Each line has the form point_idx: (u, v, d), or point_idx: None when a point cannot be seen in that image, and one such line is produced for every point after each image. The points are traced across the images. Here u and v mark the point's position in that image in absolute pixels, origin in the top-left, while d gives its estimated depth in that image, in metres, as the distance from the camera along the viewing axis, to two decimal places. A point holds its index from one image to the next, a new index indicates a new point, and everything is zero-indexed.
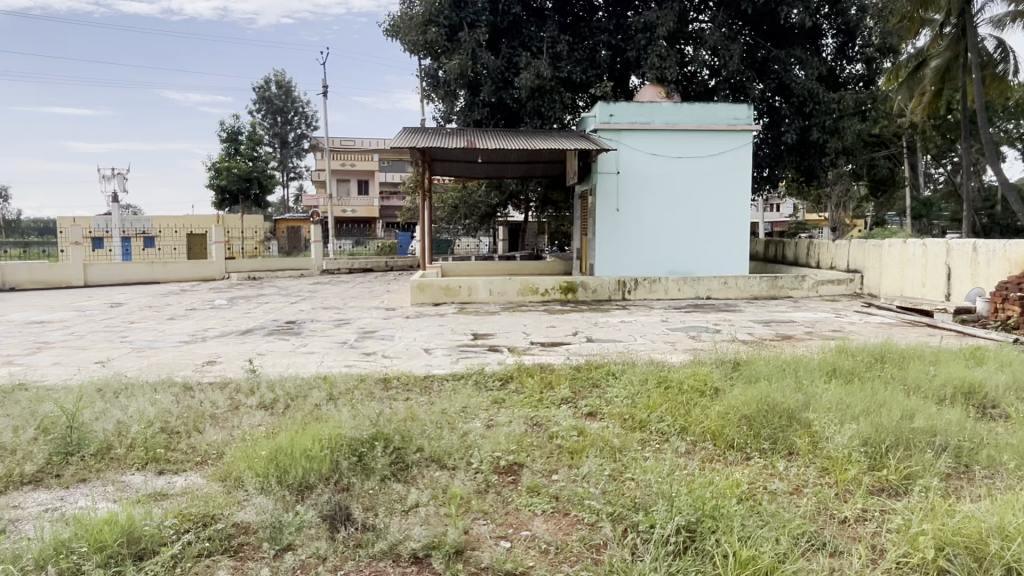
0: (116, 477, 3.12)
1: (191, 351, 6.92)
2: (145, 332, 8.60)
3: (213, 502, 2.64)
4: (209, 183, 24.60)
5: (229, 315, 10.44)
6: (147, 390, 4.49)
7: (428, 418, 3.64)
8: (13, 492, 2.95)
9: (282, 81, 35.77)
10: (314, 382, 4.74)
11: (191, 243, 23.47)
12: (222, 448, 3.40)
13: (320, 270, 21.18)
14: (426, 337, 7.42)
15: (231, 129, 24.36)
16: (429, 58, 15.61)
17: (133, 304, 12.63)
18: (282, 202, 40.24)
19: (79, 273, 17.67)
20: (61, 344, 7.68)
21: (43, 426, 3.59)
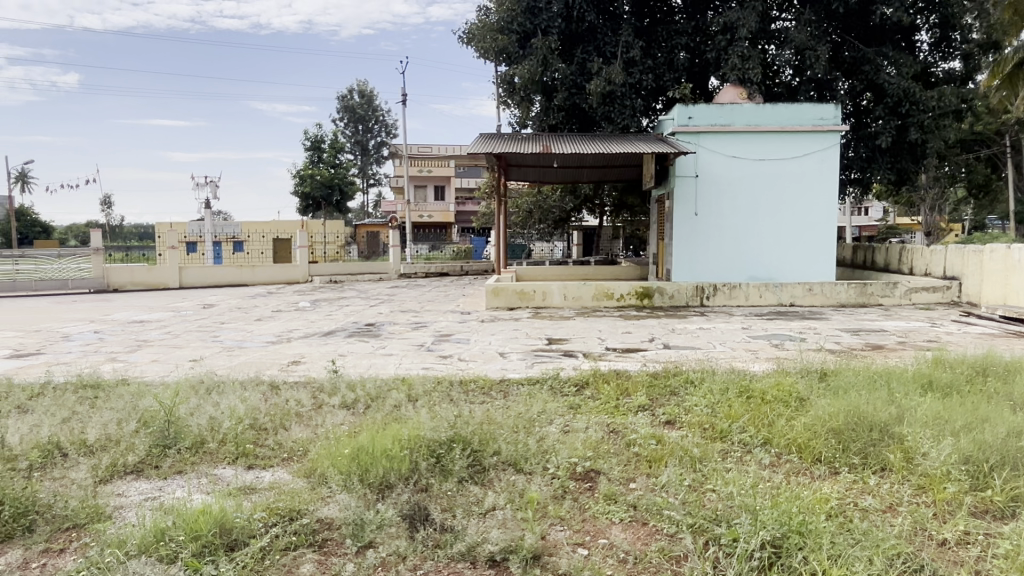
0: (210, 470, 3.28)
1: (278, 351, 7.19)
2: (235, 332, 9.01)
3: (298, 497, 2.73)
4: (294, 190, 25.62)
5: (312, 317, 10.82)
6: (237, 388, 4.70)
7: (504, 422, 3.66)
8: (118, 481, 3.14)
9: (364, 91, 36.89)
10: (394, 383, 4.85)
11: (278, 247, 24.52)
12: (307, 446, 3.51)
13: (398, 274, 21.71)
14: (501, 342, 7.48)
15: (315, 137, 25.31)
16: (503, 65, 15.77)
17: (225, 305, 13.26)
18: (362, 207, 41.45)
19: (175, 275, 18.67)
20: (159, 342, 8.14)
21: (143, 420, 3.82)
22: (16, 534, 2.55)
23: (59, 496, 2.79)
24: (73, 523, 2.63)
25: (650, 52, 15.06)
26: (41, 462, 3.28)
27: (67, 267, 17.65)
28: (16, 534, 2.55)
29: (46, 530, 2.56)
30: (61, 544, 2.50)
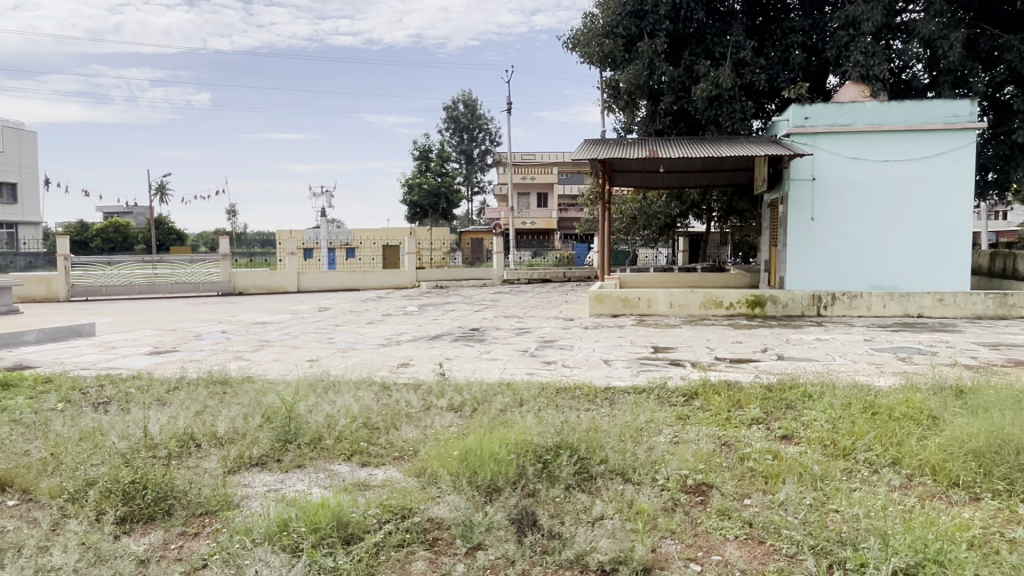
0: (327, 465, 3.42)
1: (388, 354, 7.44)
2: (347, 335, 9.41)
3: (410, 496, 2.80)
4: (403, 199, 26.52)
5: (420, 321, 11.13)
6: (351, 388, 4.90)
7: (611, 430, 3.61)
8: (244, 472, 3.34)
9: (468, 101, 37.67)
10: (500, 388, 4.90)
11: (387, 253, 25.47)
12: (417, 446, 3.60)
13: (501, 280, 22.01)
14: (606, 349, 7.41)
15: (423, 147, 26.13)
16: (609, 70, 15.67)
17: (338, 309, 13.89)
18: (467, 215, 42.30)
19: (293, 280, 19.75)
20: (279, 343, 8.62)
21: (267, 415, 4.04)
22: (157, 516, 2.76)
23: (193, 482, 3.01)
24: (206, 509, 2.82)
25: (762, 52, 14.53)
26: (178, 451, 3.55)
27: (199, 272, 19.04)
28: (156, 516, 2.76)
29: (182, 515, 2.76)
30: (195, 528, 2.68)
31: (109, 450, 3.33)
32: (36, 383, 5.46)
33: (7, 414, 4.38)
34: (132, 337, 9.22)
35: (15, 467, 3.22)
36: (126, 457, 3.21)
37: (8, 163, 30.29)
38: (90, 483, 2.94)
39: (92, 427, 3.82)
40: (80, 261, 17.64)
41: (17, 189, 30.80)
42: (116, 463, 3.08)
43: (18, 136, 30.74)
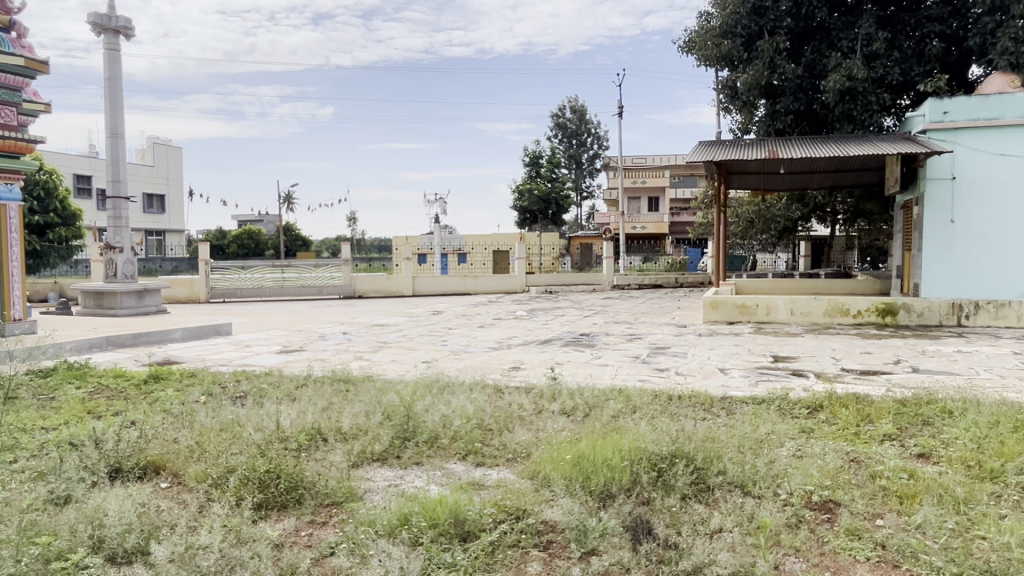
0: (443, 463, 3.53)
1: (499, 357, 7.56)
2: (460, 337, 9.66)
3: (524, 497, 2.83)
4: (513, 205, 26.85)
5: (530, 326, 11.23)
6: (466, 389, 5.03)
7: (728, 441, 3.49)
8: (367, 467, 3.51)
9: (577, 106, 37.69)
10: (612, 393, 4.87)
11: (497, 258, 25.94)
12: (530, 449, 3.64)
13: (611, 285, 22.02)
14: (722, 357, 7.18)
15: (533, 153, 26.37)
16: (725, 70, 15.13)
17: (451, 312, 14.25)
18: (576, 219, 42.26)
19: (409, 284, 20.49)
20: (396, 344, 8.97)
21: (387, 413, 4.22)
22: (288, 504, 2.95)
23: (320, 474, 3.18)
24: (332, 500, 2.99)
25: (895, 44, 13.63)
26: (307, 444, 3.77)
27: (322, 275, 20.11)
28: (289, 503, 2.95)
29: (311, 504, 2.93)
30: (323, 517, 2.84)
31: (246, 440, 3.58)
32: (182, 377, 5.97)
33: (159, 404, 4.82)
34: (264, 336, 9.87)
35: (166, 452, 3.54)
36: (261, 447, 3.44)
37: (157, 177, 33.24)
38: (231, 470, 3.18)
39: (230, 419, 4.12)
40: (218, 265, 19.08)
41: (165, 200, 33.75)
42: (252, 453, 3.31)
43: (165, 152, 33.68)
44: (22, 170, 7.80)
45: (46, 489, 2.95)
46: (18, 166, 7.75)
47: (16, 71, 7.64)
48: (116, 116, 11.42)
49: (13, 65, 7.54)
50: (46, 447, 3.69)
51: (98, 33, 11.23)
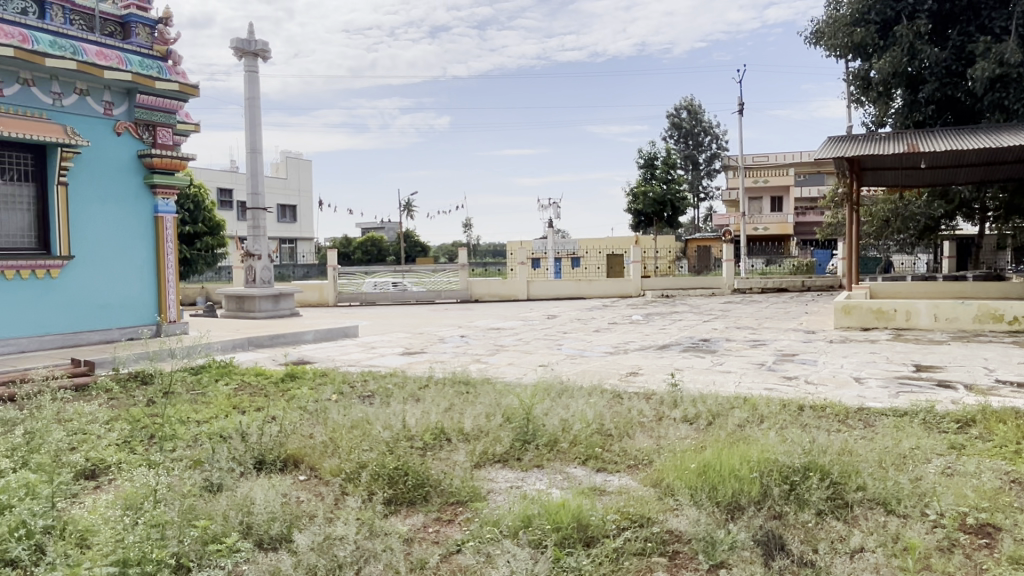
0: (563, 467, 3.54)
1: (616, 362, 7.49)
2: (576, 341, 9.64)
3: (648, 504, 2.78)
4: (628, 207, 26.46)
5: (647, 330, 11.03)
6: (584, 393, 5.01)
7: (867, 455, 3.28)
8: (490, 468, 3.58)
9: (692, 106, 36.70)
10: (737, 401, 4.69)
11: (611, 262, 25.68)
12: (651, 455, 3.58)
13: (732, 288, 21.18)
14: (856, 365, 6.74)
15: (648, 155, 25.89)
16: (858, 60, 14.32)
17: (566, 316, 14.26)
18: (693, 221, 41.14)
19: (523, 288, 20.71)
20: (513, 348, 9.09)
21: (506, 415, 4.29)
22: (416, 500, 3.06)
23: (445, 472, 3.27)
24: (458, 498, 3.08)
25: None
26: (432, 443, 3.90)
27: (440, 279, 20.71)
28: (416, 500, 3.06)
29: (437, 502, 3.03)
30: (448, 515, 2.93)
31: (375, 438, 3.75)
32: (315, 376, 6.34)
33: (295, 401, 5.15)
34: (387, 339, 10.30)
35: (304, 446, 3.76)
36: (389, 445, 3.60)
37: (290, 188, 35.46)
38: (363, 465, 3.33)
39: (360, 417, 4.33)
40: (344, 270, 20.11)
41: (297, 210, 36.00)
42: (382, 450, 3.46)
43: (296, 164, 35.89)
44: (177, 185, 8.56)
45: (202, 477, 3.22)
46: (173, 182, 8.50)
47: (173, 95, 8.39)
48: (255, 132, 12.32)
49: (169, 90, 8.27)
50: (199, 438, 4.03)
51: (239, 56, 12.16)
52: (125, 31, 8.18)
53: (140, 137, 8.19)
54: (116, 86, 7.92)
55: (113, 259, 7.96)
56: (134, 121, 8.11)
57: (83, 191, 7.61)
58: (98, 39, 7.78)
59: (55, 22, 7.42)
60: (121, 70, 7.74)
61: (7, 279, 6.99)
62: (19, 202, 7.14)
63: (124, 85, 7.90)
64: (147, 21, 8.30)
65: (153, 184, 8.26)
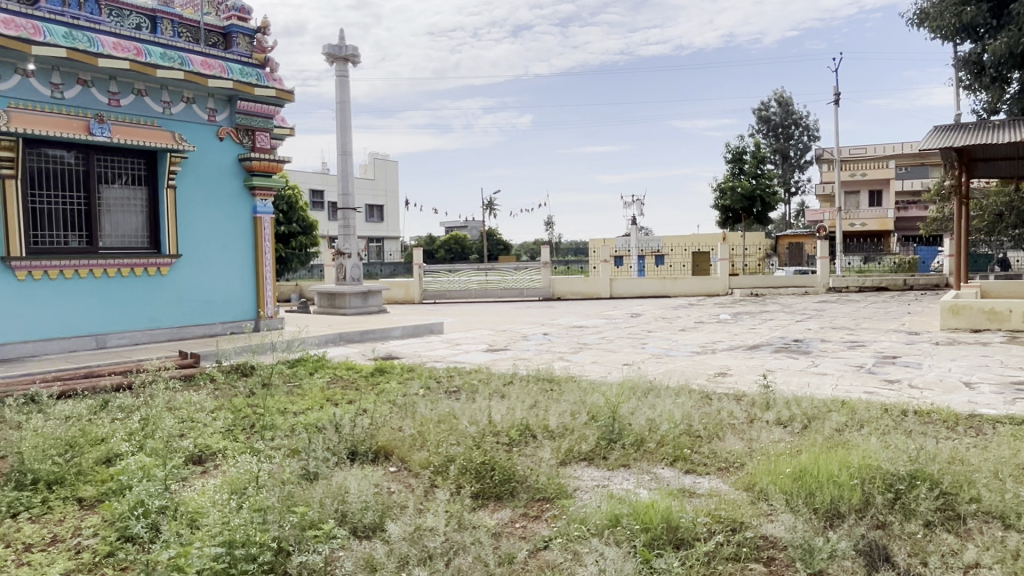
0: (651, 467, 3.49)
1: (704, 362, 7.31)
2: (661, 340, 9.48)
3: (741, 508, 2.71)
4: (715, 204, 25.75)
5: (735, 330, 10.70)
6: (672, 393, 4.92)
7: (981, 464, 3.07)
8: (576, 466, 3.56)
9: (783, 98, 35.34)
10: (835, 405, 4.48)
11: (697, 260, 25.08)
12: (743, 459, 3.48)
13: (826, 287, 20.28)
14: (966, 369, 6.31)
15: (736, 149, 25.12)
16: (968, 43, 13.38)
17: (650, 314, 14.03)
18: (784, 217, 39.60)
19: (606, 286, 20.52)
20: (596, 345, 9.03)
21: (592, 414, 4.27)
22: (503, 496, 3.09)
23: (531, 468, 3.28)
24: (544, 495, 3.09)
25: None
26: (517, 439, 3.92)
27: (523, 277, 20.81)
28: (504, 495, 3.09)
29: (524, 497, 3.05)
30: (535, 511, 2.95)
31: (462, 433, 3.80)
32: (403, 371, 6.51)
33: (384, 395, 5.30)
34: (472, 335, 10.45)
35: (393, 438, 3.86)
36: (476, 440, 3.64)
37: (377, 189, 36.51)
38: (450, 459, 3.39)
39: (446, 412, 4.40)
40: (429, 268, 20.51)
41: (384, 210, 36.99)
42: (468, 444, 3.51)
43: (384, 165, 36.87)
44: (273, 187, 8.95)
45: (299, 465, 3.37)
46: (269, 184, 8.89)
47: (270, 101, 8.78)
48: (346, 135, 12.75)
49: (267, 96, 8.67)
50: (296, 428, 4.21)
51: (330, 62, 12.60)
52: (227, 41, 8.63)
53: (241, 141, 8.62)
54: (219, 93, 8.36)
55: (216, 258, 8.43)
56: (235, 126, 8.55)
57: (189, 194, 8.08)
58: (202, 50, 8.24)
59: (165, 36, 7.93)
60: (223, 78, 8.19)
61: (123, 277, 7.52)
62: (133, 204, 7.62)
63: (226, 93, 8.33)
64: (247, 31, 8.72)
65: (252, 186, 8.68)
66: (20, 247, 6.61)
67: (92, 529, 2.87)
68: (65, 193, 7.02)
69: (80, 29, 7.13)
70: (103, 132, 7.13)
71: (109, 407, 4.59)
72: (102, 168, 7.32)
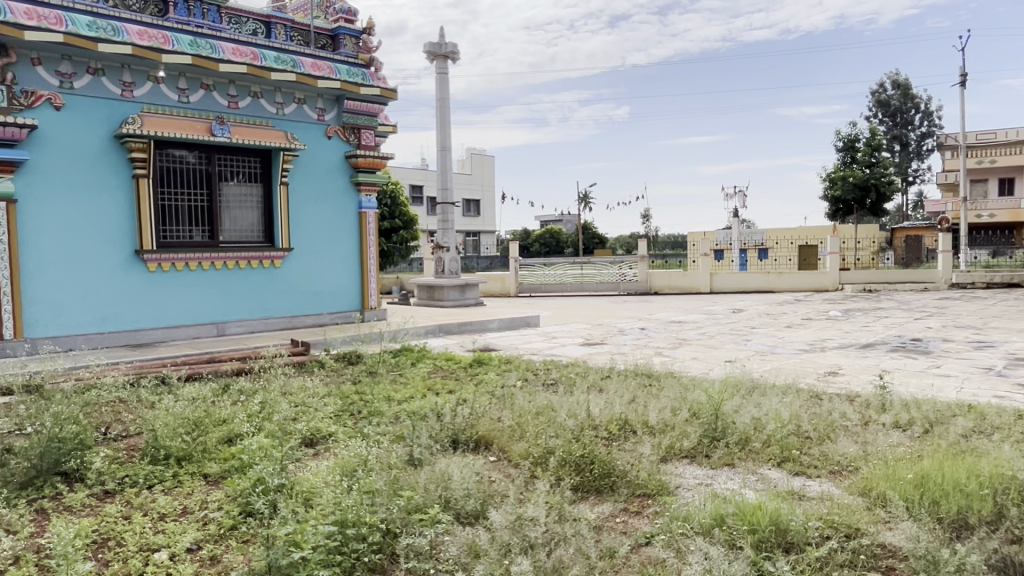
0: (755, 467, 3.38)
1: (812, 360, 6.99)
2: (765, 337, 9.13)
3: (856, 514, 2.58)
4: (824, 194, 24.48)
5: (846, 327, 10.14)
6: (779, 392, 4.73)
7: None
8: (677, 463, 3.50)
9: (901, 80, 33.07)
10: (960, 409, 4.17)
11: (804, 254, 23.96)
12: (857, 463, 3.30)
13: (948, 284, 19.04)
14: None
15: (848, 137, 23.76)
16: None
17: (753, 310, 13.53)
18: (901, 209, 37.15)
19: (706, 281, 19.95)
20: (696, 341, 8.82)
21: (693, 411, 4.17)
22: (603, 490, 3.08)
23: (632, 463, 3.25)
24: (645, 491, 3.05)
25: None
26: (616, 434, 3.90)
27: (619, 271, 20.56)
28: (603, 489, 3.08)
29: (624, 493, 3.03)
30: (636, 507, 2.92)
31: (560, 425, 3.81)
32: (500, 363, 6.59)
33: (483, 385, 5.40)
34: (568, 329, 10.44)
35: (493, 429, 3.93)
36: (574, 433, 3.64)
37: (474, 184, 37.07)
38: (550, 451, 3.40)
39: (545, 403, 4.43)
40: (525, 262, 20.65)
41: (480, 205, 37.54)
42: (567, 437, 3.51)
43: (480, 160, 37.36)
44: (377, 182, 9.25)
45: (404, 452, 3.48)
46: (373, 180, 9.18)
47: (375, 99, 9.07)
48: (446, 131, 13.01)
49: (372, 95, 8.96)
50: (400, 415, 4.36)
51: (430, 60, 12.89)
52: (335, 42, 8.98)
53: (347, 139, 8.97)
54: (327, 93, 8.73)
55: (324, 252, 8.82)
56: (342, 125, 8.90)
57: (300, 191, 8.50)
58: (312, 52, 8.62)
59: (278, 40, 8.35)
60: (331, 78, 8.55)
61: (240, 269, 8.00)
62: (250, 200, 8.10)
63: (334, 93, 8.69)
64: (353, 33, 9.03)
65: (357, 182, 9.01)
66: (151, 241, 7.16)
67: (217, 503, 3.08)
68: (189, 191, 7.54)
69: (203, 36, 7.62)
70: (223, 133, 7.60)
71: (230, 390, 4.92)
72: (222, 167, 7.80)
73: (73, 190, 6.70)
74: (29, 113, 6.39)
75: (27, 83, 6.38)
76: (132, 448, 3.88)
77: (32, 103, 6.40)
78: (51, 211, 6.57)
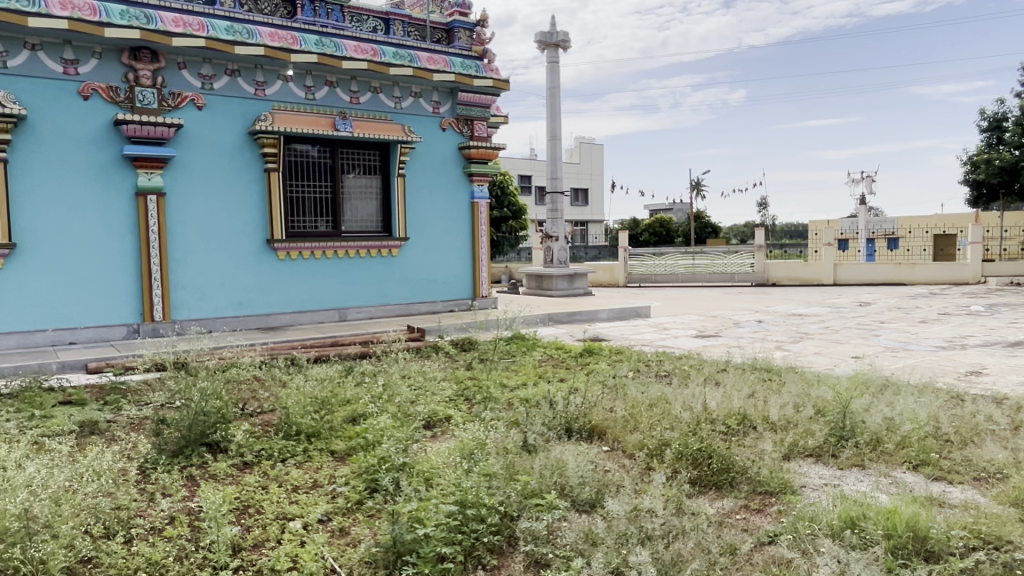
0: (888, 470, 3.18)
1: (951, 358, 6.47)
2: (896, 332, 8.55)
3: (1007, 525, 2.37)
4: (965, 179, 22.51)
5: (991, 324, 9.31)
6: (914, 391, 4.42)
7: None
8: (800, 462, 3.36)
9: None
10: None
11: (941, 244, 22.17)
12: (1006, 470, 3.05)
13: None
14: None
15: (995, 115, 21.69)
16: None
17: (882, 304, 12.68)
18: None
19: (829, 272, 18.89)
20: (819, 336, 8.38)
21: (818, 408, 3.98)
22: (723, 485, 3.01)
23: (752, 459, 3.15)
24: (767, 488, 2.96)
25: None
26: (735, 429, 3.78)
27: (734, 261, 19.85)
28: (722, 484, 3.01)
29: (745, 489, 2.96)
30: (758, 504, 2.83)
31: (676, 417, 3.74)
32: (611, 352, 6.55)
33: (595, 375, 5.40)
34: (681, 320, 10.20)
35: (606, 419, 3.91)
36: (691, 425, 3.57)
37: (583, 172, 36.86)
38: (665, 443, 3.34)
39: (659, 395, 4.36)
40: (636, 251, 20.35)
41: (589, 193, 37.32)
42: (684, 430, 3.44)
43: (589, 149, 37.07)
44: (489, 173, 9.38)
45: (519, 437, 3.54)
46: (486, 170, 9.33)
47: (488, 91, 9.15)
48: (556, 120, 13.00)
49: (485, 86, 9.05)
50: (514, 401, 4.44)
51: (542, 49, 12.91)
52: (450, 36, 9.17)
53: (461, 131, 9.15)
54: (442, 86, 8.93)
55: (439, 241, 9.06)
56: (455, 117, 9.09)
57: (416, 182, 8.78)
58: (428, 46, 8.85)
59: (397, 36, 8.63)
60: (446, 72, 8.75)
61: (360, 257, 8.38)
62: (370, 192, 8.46)
63: (448, 85, 8.89)
64: (468, 25, 9.16)
65: (470, 172, 9.19)
66: (280, 231, 7.64)
67: (344, 478, 3.26)
68: (315, 183, 7.98)
69: (327, 35, 7.99)
70: (346, 127, 7.96)
71: (353, 372, 5.19)
72: (345, 160, 8.19)
73: (212, 185, 7.24)
74: (177, 113, 6.94)
75: (174, 86, 6.95)
76: (266, 423, 4.18)
77: (179, 104, 6.95)
78: (194, 204, 7.14)
